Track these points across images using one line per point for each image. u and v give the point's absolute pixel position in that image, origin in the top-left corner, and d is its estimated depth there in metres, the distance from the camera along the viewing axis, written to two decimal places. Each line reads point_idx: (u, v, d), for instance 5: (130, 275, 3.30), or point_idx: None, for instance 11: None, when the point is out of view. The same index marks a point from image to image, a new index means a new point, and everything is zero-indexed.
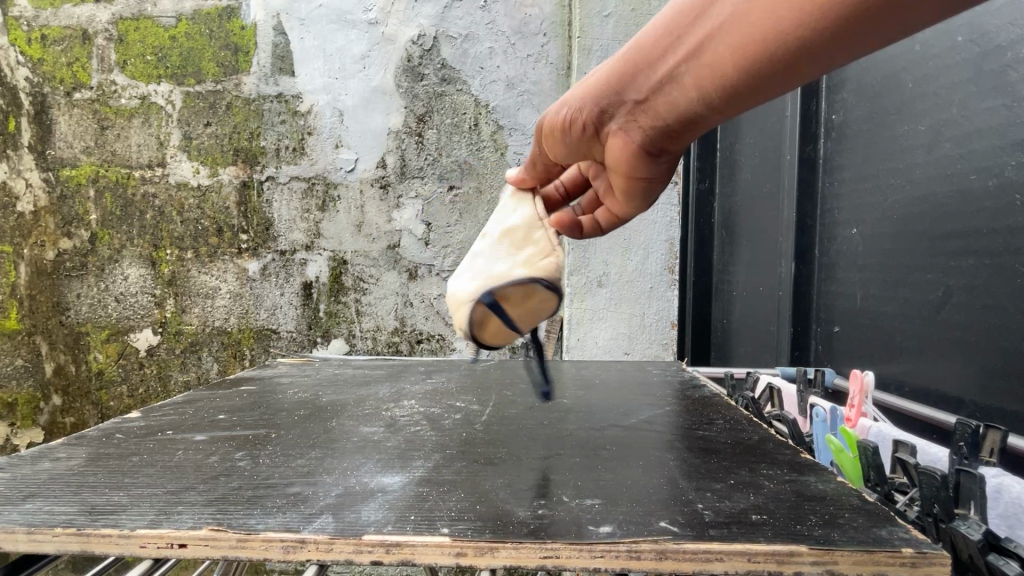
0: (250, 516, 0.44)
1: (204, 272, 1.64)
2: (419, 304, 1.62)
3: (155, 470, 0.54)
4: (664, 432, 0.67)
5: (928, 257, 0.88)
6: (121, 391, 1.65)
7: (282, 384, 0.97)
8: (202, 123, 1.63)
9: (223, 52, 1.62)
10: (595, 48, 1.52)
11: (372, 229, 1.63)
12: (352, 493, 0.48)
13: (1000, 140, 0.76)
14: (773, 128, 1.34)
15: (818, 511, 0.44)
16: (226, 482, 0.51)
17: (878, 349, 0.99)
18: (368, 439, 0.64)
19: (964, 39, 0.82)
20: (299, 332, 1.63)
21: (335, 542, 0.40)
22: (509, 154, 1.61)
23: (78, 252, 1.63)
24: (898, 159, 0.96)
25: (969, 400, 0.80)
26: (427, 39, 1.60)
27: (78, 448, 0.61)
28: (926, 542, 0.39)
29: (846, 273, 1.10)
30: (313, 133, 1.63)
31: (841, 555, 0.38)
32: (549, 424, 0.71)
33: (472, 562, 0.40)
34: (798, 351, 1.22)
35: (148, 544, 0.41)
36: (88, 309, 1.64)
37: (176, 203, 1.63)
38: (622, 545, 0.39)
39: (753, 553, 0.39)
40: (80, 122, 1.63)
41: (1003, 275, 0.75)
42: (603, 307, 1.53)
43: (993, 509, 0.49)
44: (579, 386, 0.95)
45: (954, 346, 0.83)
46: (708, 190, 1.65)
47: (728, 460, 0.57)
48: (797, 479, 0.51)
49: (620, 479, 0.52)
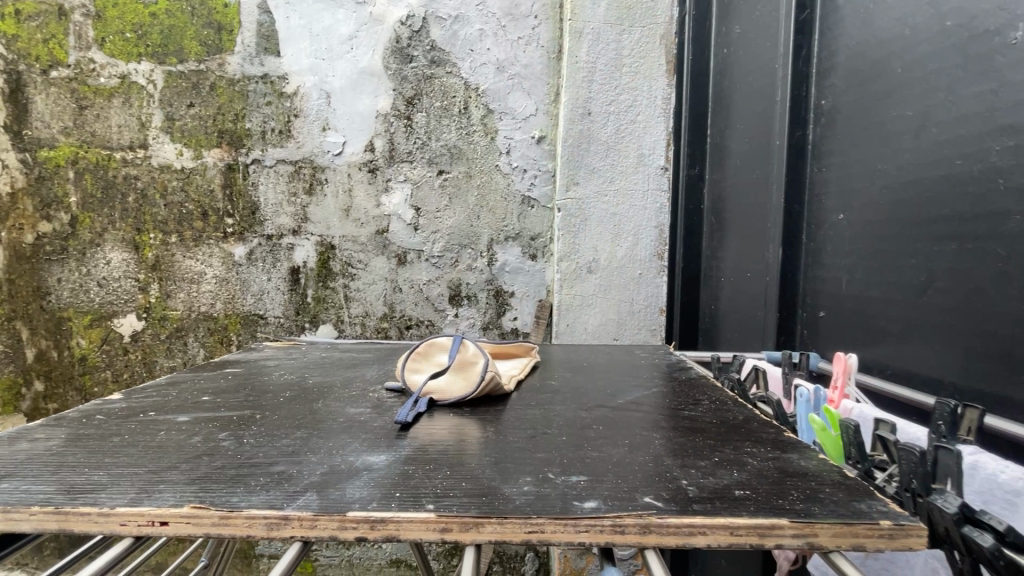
0: (233, 494, 0.44)
1: (189, 256, 1.61)
2: (408, 290, 1.61)
3: (136, 450, 0.53)
4: (650, 412, 0.67)
5: (912, 242, 0.89)
6: (104, 376, 1.62)
7: (268, 366, 0.97)
8: (184, 103, 1.59)
9: (205, 30, 1.58)
10: (587, 30, 1.50)
11: (360, 214, 1.61)
12: (337, 472, 0.48)
13: (985, 126, 0.76)
14: (763, 114, 1.33)
15: (800, 487, 0.45)
16: (209, 461, 0.51)
17: (862, 333, 1.01)
18: (355, 419, 0.64)
19: (953, 23, 0.82)
20: (286, 317, 1.62)
21: (320, 519, 0.40)
22: (499, 138, 1.60)
23: (58, 235, 1.60)
24: (886, 144, 0.96)
25: (949, 382, 0.81)
26: (416, 19, 1.57)
27: (57, 429, 0.60)
28: (903, 514, 0.39)
29: (833, 259, 1.11)
30: (299, 116, 1.59)
31: (820, 528, 0.39)
32: (536, 405, 0.71)
33: (457, 537, 0.40)
34: (784, 335, 1.24)
35: (128, 522, 0.41)
36: (69, 294, 1.61)
37: (159, 185, 1.59)
38: (607, 519, 0.40)
39: (735, 526, 0.39)
40: (57, 102, 1.59)
41: (985, 260, 0.76)
42: (593, 293, 1.53)
43: (970, 485, 0.50)
44: (568, 368, 0.96)
45: (936, 329, 0.84)
46: (698, 176, 1.65)
47: (713, 439, 0.57)
48: (780, 456, 0.52)
49: (606, 456, 0.52)
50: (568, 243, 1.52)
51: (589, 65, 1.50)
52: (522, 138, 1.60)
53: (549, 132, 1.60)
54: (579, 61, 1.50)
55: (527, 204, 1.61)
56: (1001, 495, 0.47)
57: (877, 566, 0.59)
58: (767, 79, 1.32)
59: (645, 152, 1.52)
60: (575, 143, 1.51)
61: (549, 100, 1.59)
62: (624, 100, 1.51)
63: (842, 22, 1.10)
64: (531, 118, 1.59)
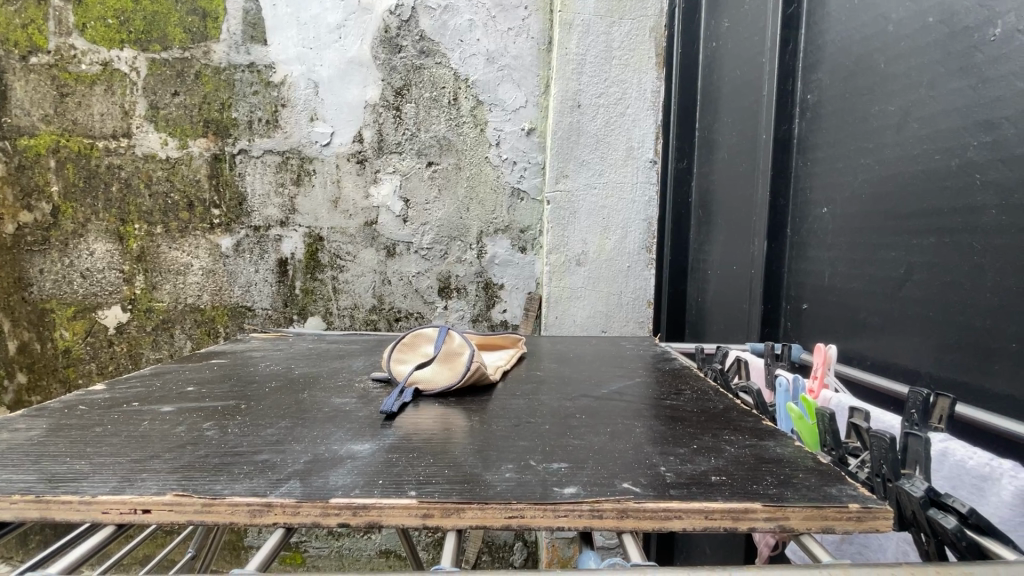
0: (216, 482, 0.44)
1: (175, 248, 1.59)
2: (397, 282, 1.61)
3: (119, 439, 0.53)
4: (634, 402, 0.68)
5: (892, 236, 0.91)
6: (89, 369, 1.61)
7: (254, 357, 0.96)
8: (169, 92, 1.56)
9: (190, 17, 1.55)
10: (577, 21, 1.49)
11: (349, 206, 1.60)
12: (321, 460, 0.48)
13: (963, 121, 0.77)
14: (750, 108, 1.34)
15: (774, 473, 0.46)
16: (193, 450, 0.51)
17: (843, 325, 1.03)
18: (340, 409, 0.65)
19: (934, 19, 0.83)
20: (275, 310, 1.61)
21: (302, 505, 0.41)
22: (489, 130, 1.59)
23: (40, 226, 1.57)
24: (869, 139, 0.98)
25: (925, 373, 0.83)
26: (405, 9, 1.56)
27: (39, 419, 0.59)
28: (871, 498, 0.41)
29: (817, 252, 1.13)
30: (287, 105, 1.58)
31: (792, 511, 0.40)
32: (523, 395, 0.72)
33: (439, 522, 0.40)
34: (768, 327, 1.26)
35: (110, 510, 0.41)
36: (52, 285, 1.59)
37: (143, 175, 1.57)
38: (585, 504, 0.41)
39: (710, 510, 0.40)
40: (37, 89, 1.55)
41: (961, 253, 0.77)
42: (582, 285, 1.54)
43: (939, 471, 0.51)
44: (555, 359, 0.97)
45: (913, 321, 0.86)
46: (686, 169, 1.66)
47: (693, 427, 0.58)
48: (757, 443, 0.53)
49: (587, 444, 0.53)
50: (558, 235, 1.52)
51: (580, 57, 1.50)
52: (512, 130, 1.59)
53: (539, 124, 1.60)
54: (569, 53, 1.49)
55: (517, 197, 1.61)
56: (969, 480, 0.49)
57: (851, 549, 0.61)
58: (755, 74, 1.33)
59: (634, 145, 1.52)
60: (565, 136, 1.51)
61: (539, 92, 1.59)
62: (614, 92, 1.51)
63: (828, 17, 1.11)
64: (521, 110, 1.59)
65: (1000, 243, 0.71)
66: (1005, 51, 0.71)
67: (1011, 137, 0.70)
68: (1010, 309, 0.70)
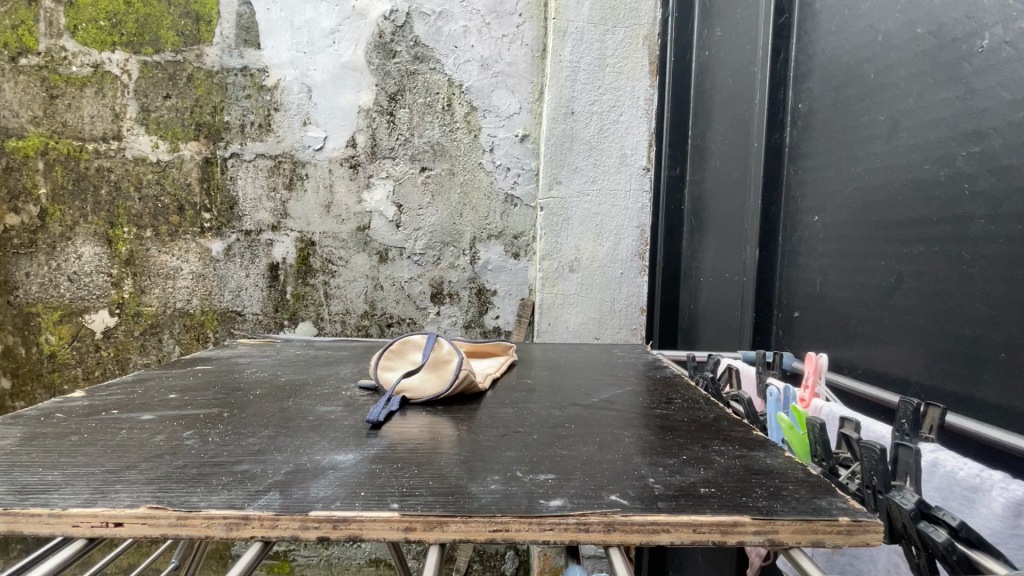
0: (193, 494, 0.43)
1: (164, 251, 1.57)
2: (389, 287, 1.60)
3: (95, 449, 0.52)
4: (624, 411, 0.68)
5: (882, 244, 0.91)
6: (75, 374, 1.58)
7: (241, 363, 0.95)
8: (160, 94, 1.55)
9: (182, 20, 1.54)
10: (571, 29, 1.49)
11: (341, 210, 1.59)
12: (302, 471, 0.47)
13: (952, 131, 0.78)
14: (741, 115, 1.35)
15: (764, 484, 0.46)
16: (170, 461, 0.49)
17: (836, 334, 1.02)
18: (325, 418, 0.63)
19: (923, 30, 0.84)
20: (265, 314, 1.59)
21: (280, 518, 0.40)
22: (483, 136, 1.59)
23: (25, 229, 1.55)
24: (860, 147, 0.98)
25: (915, 382, 0.83)
26: (399, 14, 1.56)
27: (12, 428, 0.58)
28: (862, 511, 0.40)
29: (808, 260, 1.13)
30: (279, 109, 1.57)
31: (781, 525, 0.39)
32: (512, 404, 0.71)
33: (421, 536, 0.39)
34: (759, 335, 1.26)
35: (81, 523, 0.40)
36: (38, 288, 1.56)
37: (133, 178, 1.55)
38: (572, 518, 0.40)
39: (697, 524, 0.39)
40: (26, 90, 1.54)
41: (950, 262, 0.77)
42: (574, 292, 1.53)
43: (931, 482, 0.51)
44: (545, 366, 0.96)
45: (903, 330, 0.85)
46: (679, 178, 1.67)
47: (683, 437, 0.58)
48: (747, 454, 0.52)
49: (576, 454, 0.52)
50: (551, 242, 1.52)
51: (573, 64, 1.50)
52: (505, 136, 1.59)
53: (533, 131, 1.59)
54: (563, 60, 1.50)
55: (510, 203, 1.60)
56: (960, 492, 0.48)
57: (844, 561, 0.61)
58: (746, 82, 1.33)
59: (628, 152, 1.52)
60: (557, 143, 1.51)
61: (534, 99, 1.59)
62: (607, 99, 1.51)
63: (819, 27, 1.12)
64: (515, 117, 1.59)
65: (989, 253, 0.72)
66: (994, 62, 0.71)
67: (999, 147, 0.71)
68: (999, 318, 0.70)
